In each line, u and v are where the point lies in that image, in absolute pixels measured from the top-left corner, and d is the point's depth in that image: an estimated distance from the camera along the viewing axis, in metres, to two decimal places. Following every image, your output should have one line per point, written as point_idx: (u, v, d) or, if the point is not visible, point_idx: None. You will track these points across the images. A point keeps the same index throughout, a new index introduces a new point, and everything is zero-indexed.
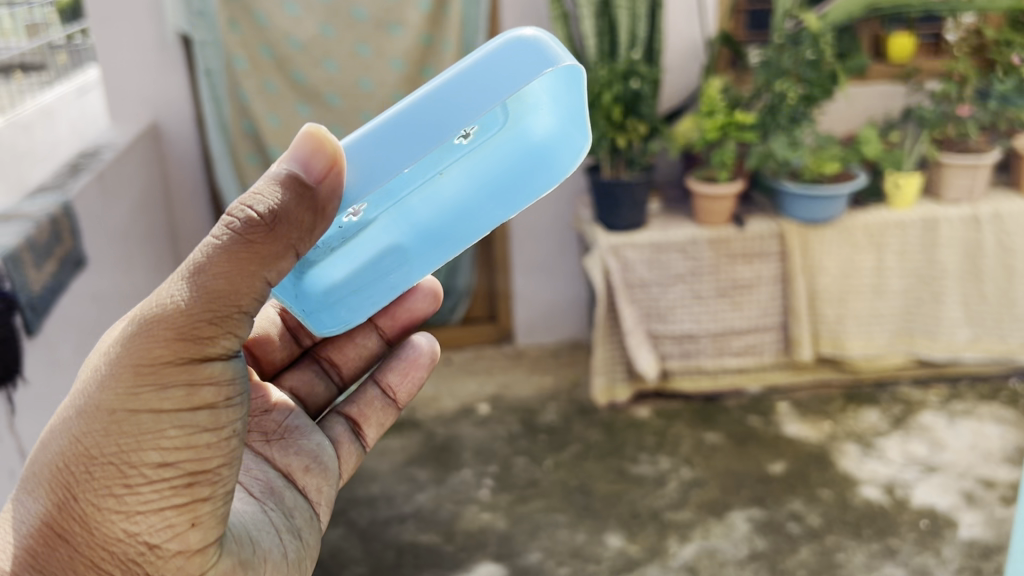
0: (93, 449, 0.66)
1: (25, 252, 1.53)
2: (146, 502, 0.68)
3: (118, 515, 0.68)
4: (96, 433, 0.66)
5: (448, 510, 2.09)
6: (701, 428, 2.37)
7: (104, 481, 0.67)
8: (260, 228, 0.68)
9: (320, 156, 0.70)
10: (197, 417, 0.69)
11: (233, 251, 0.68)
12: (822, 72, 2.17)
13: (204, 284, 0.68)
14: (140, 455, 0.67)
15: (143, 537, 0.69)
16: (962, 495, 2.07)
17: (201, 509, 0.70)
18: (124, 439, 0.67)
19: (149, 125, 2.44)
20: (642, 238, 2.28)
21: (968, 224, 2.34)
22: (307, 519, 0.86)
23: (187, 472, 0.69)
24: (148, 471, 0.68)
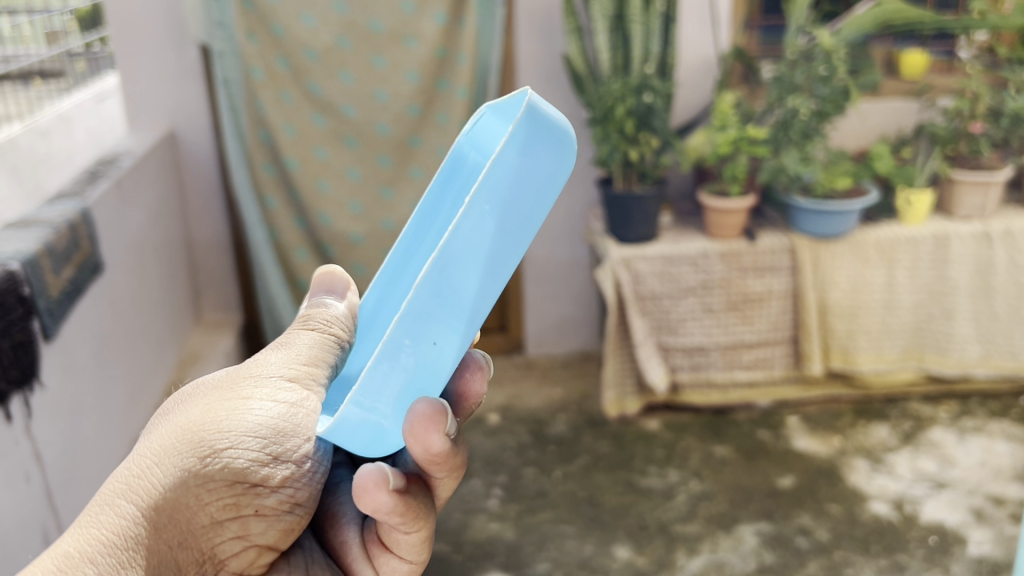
0: (190, 427, 0.73)
1: (43, 258, 1.56)
2: (224, 475, 0.71)
3: (202, 484, 0.70)
4: (198, 417, 0.74)
5: (457, 519, 2.10)
6: (710, 441, 2.37)
7: (192, 447, 0.71)
8: (325, 330, 0.87)
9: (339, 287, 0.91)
10: (278, 418, 0.76)
11: (323, 341, 0.86)
12: (834, 88, 2.17)
13: (285, 345, 0.85)
14: (236, 431, 0.73)
15: (210, 507, 0.70)
16: (971, 512, 2.06)
17: (267, 501, 0.73)
18: (214, 419, 0.74)
19: (166, 133, 2.46)
20: (653, 251, 2.29)
21: (979, 240, 2.35)
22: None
23: (263, 453, 0.73)
24: (232, 442, 0.72)
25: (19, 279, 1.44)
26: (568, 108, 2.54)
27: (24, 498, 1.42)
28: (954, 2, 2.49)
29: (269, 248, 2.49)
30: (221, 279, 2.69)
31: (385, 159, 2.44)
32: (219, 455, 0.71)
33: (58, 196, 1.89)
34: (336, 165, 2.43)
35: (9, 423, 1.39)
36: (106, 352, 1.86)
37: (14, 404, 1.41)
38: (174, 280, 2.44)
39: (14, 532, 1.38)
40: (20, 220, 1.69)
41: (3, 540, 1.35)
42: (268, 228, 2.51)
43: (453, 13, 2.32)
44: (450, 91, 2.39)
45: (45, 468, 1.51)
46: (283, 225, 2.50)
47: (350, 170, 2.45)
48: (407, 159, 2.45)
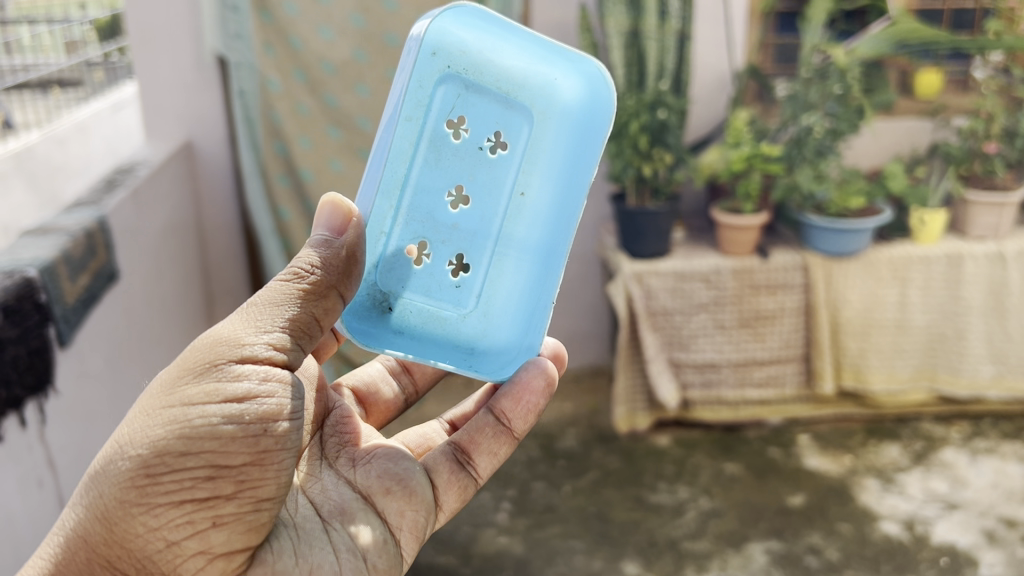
0: (126, 447, 0.72)
1: (61, 266, 1.57)
2: (166, 497, 0.71)
3: (139, 514, 0.71)
4: (136, 441, 0.72)
5: (465, 532, 2.10)
6: (720, 458, 2.37)
7: (126, 473, 0.71)
8: (305, 275, 0.81)
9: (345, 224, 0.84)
10: (223, 423, 0.73)
11: (280, 302, 0.80)
12: (849, 106, 2.19)
13: (252, 314, 0.79)
14: (166, 451, 0.71)
15: (161, 530, 0.72)
16: (983, 533, 2.05)
17: (222, 508, 0.73)
18: (151, 434, 0.72)
19: (182, 143, 2.48)
20: (665, 267, 2.29)
21: (993, 261, 2.34)
22: (381, 547, 0.83)
23: (207, 469, 0.72)
24: (170, 464, 0.71)
25: (36, 286, 1.46)
26: None
27: (37, 504, 1.43)
28: (970, 23, 2.49)
29: (282, 259, 2.51)
30: (234, 288, 2.70)
31: None
32: (152, 480, 0.71)
33: (75, 204, 1.91)
34: (351, 177, 2.45)
35: (24, 428, 1.40)
36: (119, 358, 1.87)
37: (29, 410, 1.42)
38: (188, 288, 2.46)
39: (26, 538, 1.39)
40: (38, 227, 1.71)
41: (17, 545, 1.36)
42: (281, 238, 2.54)
43: None
44: None
45: (58, 474, 1.52)
46: (297, 236, 2.51)
47: None
48: None
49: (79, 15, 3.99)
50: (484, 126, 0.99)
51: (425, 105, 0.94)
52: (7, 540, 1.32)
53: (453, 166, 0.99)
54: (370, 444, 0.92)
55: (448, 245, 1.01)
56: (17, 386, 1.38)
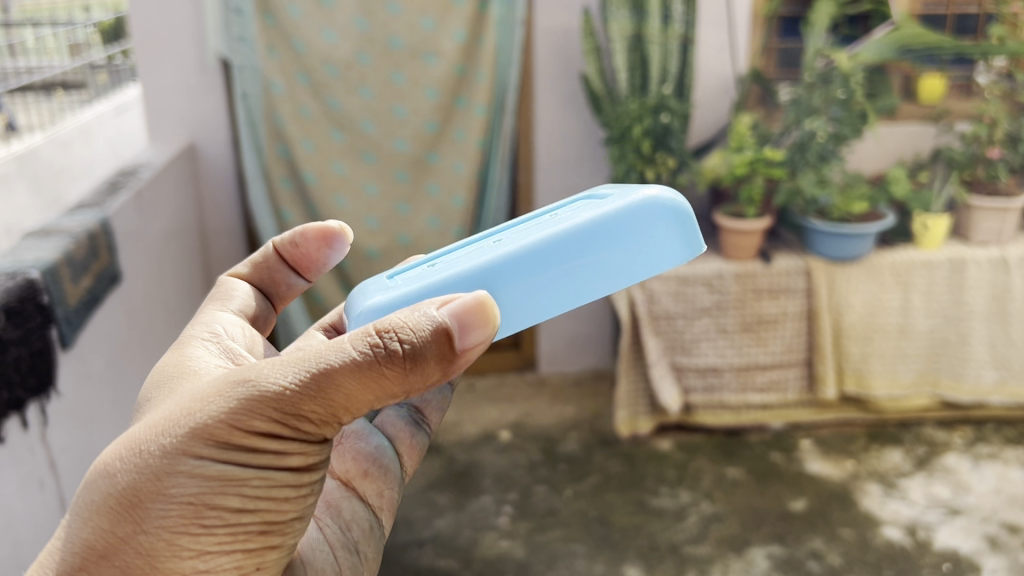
0: (173, 495, 0.60)
1: (63, 267, 1.57)
2: (217, 546, 0.63)
3: (189, 558, 0.62)
4: (185, 480, 0.60)
5: (467, 536, 2.10)
6: (722, 462, 2.36)
7: (179, 521, 0.61)
8: (395, 354, 0.60)
9: (477, 328, 0.62)
10: (279, 480, 0.65)
11: (366, 370, 0.60)
12: (851, 110, 2.20)
13: (327, 389, 0.60)
14: (222, 506, 0.62)
15: (205, 572, 0.63)
16: (985, 539, 2.04)
17: (267, 554, 0.67)
18: (206, 489, 0.61)
19: (185, 145, 2.48)
20: (668, 271, 2.29)
21: (996, 266, 2.34)
22: (366, 532, 0.83)
23: (263, 521, 0.65)
24: (224, 517, 0.63)
25: (38, 287, 1.46)
26: (586, 127, 2.56)
27: (37, 505, 1.43)
28: (973, 28, 2.49)
29: None
30: None
31: (402, 175, 2.45)
32: (206, 531, 0.62)
33: (78, 206, 1.91)
34: (353, 180, 2.45)
35: (25, 430, 1.40)
36: (121, 360, 1.87)
37: (30, 411, 1.42)
38: (191, 291, 2.46)
39: (28, 541, 1.39)
40: (40, 229, 1.71)
41: (18, 547, 1.35)
42: None
43: (472, 29, 2.33)
44: (468, 108, 2.40)
45: (59, 476, 1.51)
46: None
47: (366, 185, 2.46)
48: (424, 175, 2.46)
49: (81, 18, 4.00)
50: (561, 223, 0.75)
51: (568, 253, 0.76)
52: (8, 543, 1.32)
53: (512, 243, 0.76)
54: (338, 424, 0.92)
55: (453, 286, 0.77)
56: (18, 388, 1.38)
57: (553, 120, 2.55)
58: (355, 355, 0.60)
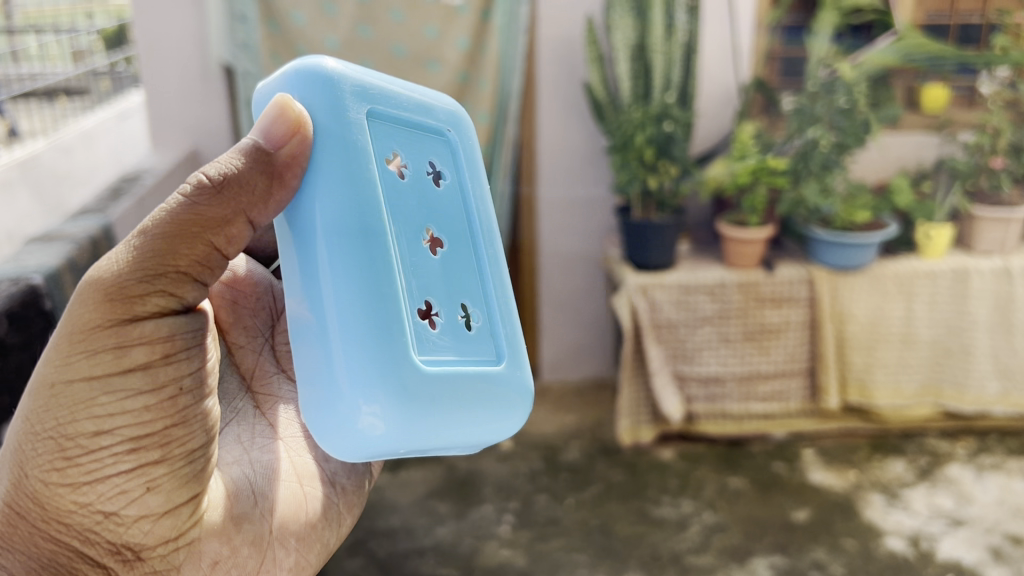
0: (36, 429, 0.64)
1: (66, 273, 1.57)
2: (91, 475, 0.66)
3: (68, 492, 0.66)
4: (39, 412, 0.64)
5: (468, 545, 2.09)
6: (724, 472, 2.35)
7: (46, 453, 0.64)
8: (212, 181, 0.64)
9: (281, 127, 0.61)
10: (133, 391, 0.65)
11: (180, 219, 0.64)
12: (854, 120, 2.18)
13: (152, 249, 0.64)
14: (76, 431, 0.64)
15: (91, 505, 0.67)
16: (989, 550, 2.03)
17: (154, 472, 0.68)
18: (60, 417, 0.64)
19: (188, 152, 2.48)
20: (670, 280, 2.29)
21: (999, 277, 2.34)
22: (347, 468, 0.88)
23: (130, 441, 0.66)
24: (89, 444, 0.65)
25: (41, 292, 1.46)
26: (588, 135, 2.56)
27: None
28: (976, 37, 2.49)
29: None
30: None
31: None
32: (71, 462, 0.65)
33: (81, 212, 1.91)
34: None
35: None
36: None
37: None
38: None
39: None
40: (43, 235, 1.71)
41: None
42: None
43: (475, 36, 2.35)
44: (471, 115, 2.41)
45: None
46: None
47: None
48: None
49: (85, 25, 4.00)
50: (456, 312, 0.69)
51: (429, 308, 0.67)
52: None
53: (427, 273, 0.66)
54: None
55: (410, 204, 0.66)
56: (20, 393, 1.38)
57: (555, 128, 2.55)
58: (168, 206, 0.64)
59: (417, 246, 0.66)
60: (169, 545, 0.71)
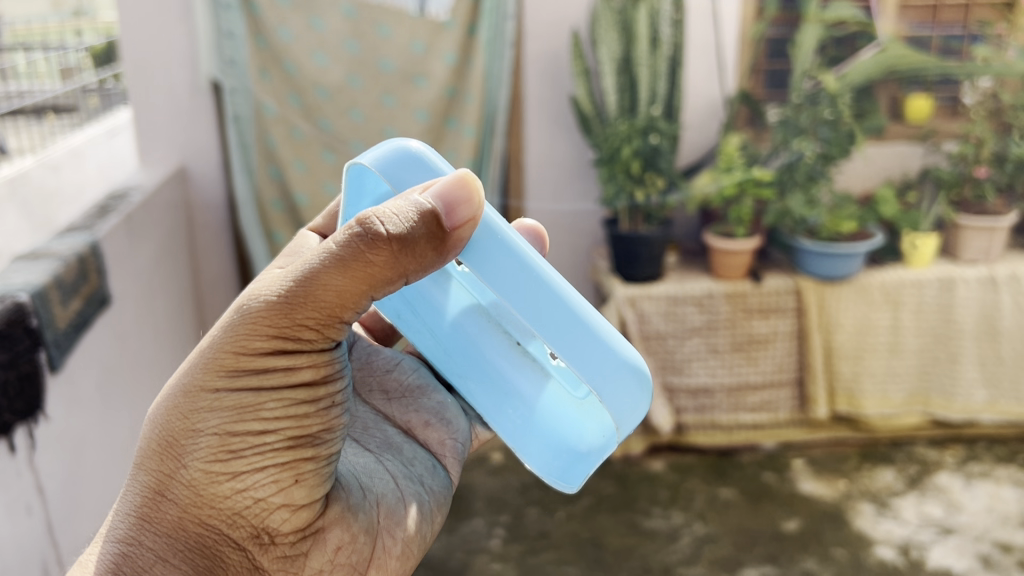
0: (199, 424, 0.64)
1: (52, 290, 1.56)
2: (248, 467, 0.65)
3: (224, 481, 0.65)
4: (202, 411, 0.64)
5: (458, 559, 2.08)
6: (715, 483, 2.36)
7: (211, 450, 0.64)
8: (383, 243, 0.62)
9: (465, 205, 0.64)
10: (295, 398, 0.66)
11: (347, 259, 0.63)
12: (839, 131, 2.20)
13: (312, 290, 0.63)
14: (243, 428, 0.65)
15: (246, 497, 0.66)
16: (978, 558, 2.04)
17: (305, 467, 0.67)
18: (227, 418, 0.64)
19: (176, 168, 2.48)
20: (658, 291, 2.29)
21: (984, 285, 2.35)
22: (429, 468, 0.84)
23: (289, 437, 0.66)
24: (251, 440, 0.65)
25: (28, 310, 1.45)
26: (575, 151, 2.58)
27: (25, 530, 1.41)
28: (958, 49, 2.51)
29: None
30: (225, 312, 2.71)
31: None
32: (235, 456, 0.65)
33: (68, 229, 1.90)
34: None
35: (13, 454, 1.39)
36: (109, 381, 1.85)
37: (19, 435, 1.41)
38: (182, 316, 2.46)
39: (14, 566, 1.37)
40: (29, 253, 1.71)
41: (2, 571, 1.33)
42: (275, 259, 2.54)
43: (462, 51, 2.35)
44: (457, 130, 2.41)
45: (46, 499, 1.50)
46: None
47: None
48: None
49: (74, 43, 4.01)
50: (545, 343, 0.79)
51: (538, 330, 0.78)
52: None
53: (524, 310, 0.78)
54: (402, 375, 0.95)
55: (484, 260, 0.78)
56: (6, 411, 1.37)
57: (541, 142, 2.57)
58: (335, 245, 0.63)
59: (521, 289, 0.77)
60: (300, 533, 0.68)
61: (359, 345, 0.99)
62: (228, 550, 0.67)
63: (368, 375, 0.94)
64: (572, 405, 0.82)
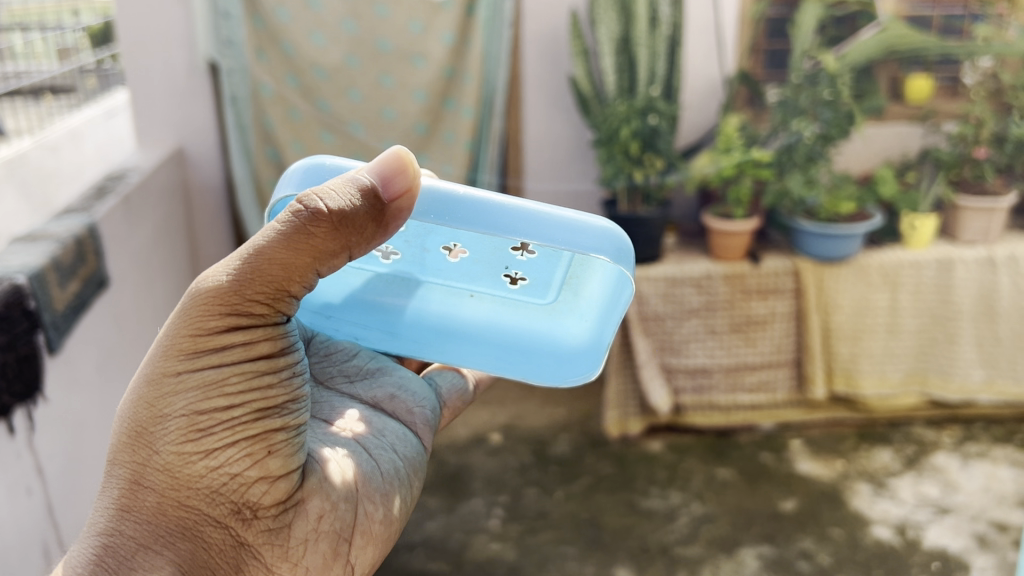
0: (165, 408, 0.64)
1: (49, 271, 1.56)
2: (219, 445, 0.65)
3: (198, 460, 0.65)
4: (169, 395, 0.63)
5: (457, 539, 2.09)
6: (713, 463, 2.37)
7: (179, 431, 0.64)
8: (330, 217, 0.65)
9: (400, 175, 0.68)
10: (257, 368, 0.66)
11: (293, 235, 0.64)
12: (838, 111, 2.19)
13: (261, 266, 0.64)
14: (209, 406, 0.64)
15: (221, 474, 0.65)
16: (974, 537, 2.05)
17: (275, 438, 0.67)
18: (193, 398, 0.64)
19: (173, 149, 2.48)
20: (657, 272, 2.29)
21: (983, 266, 2.35)
22: (401, 437, 0.81)
23: (255, 409, 0.66)
24: (218, 417, 0.64)
25: (25, 292, 1.46)
26: (573, 132, 2.57)
27: (25, 511, 1.42)
28: (959, 28, 2.50)
29: None
30: None
31: None
32: (205, 433, 0.64)
33: (65, 211, 1.90)
34: None
35: (12, 436, 1.40)
36: (107, 364, 1.85)
37: (18, 417, 1.42)
38: (181, 297, 2.46)
39: (14, 546, 1.38)
40: (27, 235, 1.71)
41: (3, 551, 1.34)
42: None
43: (460, 31, 2.33)
44: (456, 110, 2.40)
45: (46, 480, 1.51)
46: None
47: None
48: None
49: (71, 23, 3.99)
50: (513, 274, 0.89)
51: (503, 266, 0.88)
52: None
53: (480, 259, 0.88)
54: (363, 359, 0.92)
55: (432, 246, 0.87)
56: (4, 393, 1.38)
57: (539, 123, 2.56)
58: (280, 224, 0.65)
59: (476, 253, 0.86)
60: (280, 506, 0.67)
61: (316, 336, 0.94)
62: (210, 529, 0.67)
63: (327, 364, 0.90)
64: (541, 313, 0.94)
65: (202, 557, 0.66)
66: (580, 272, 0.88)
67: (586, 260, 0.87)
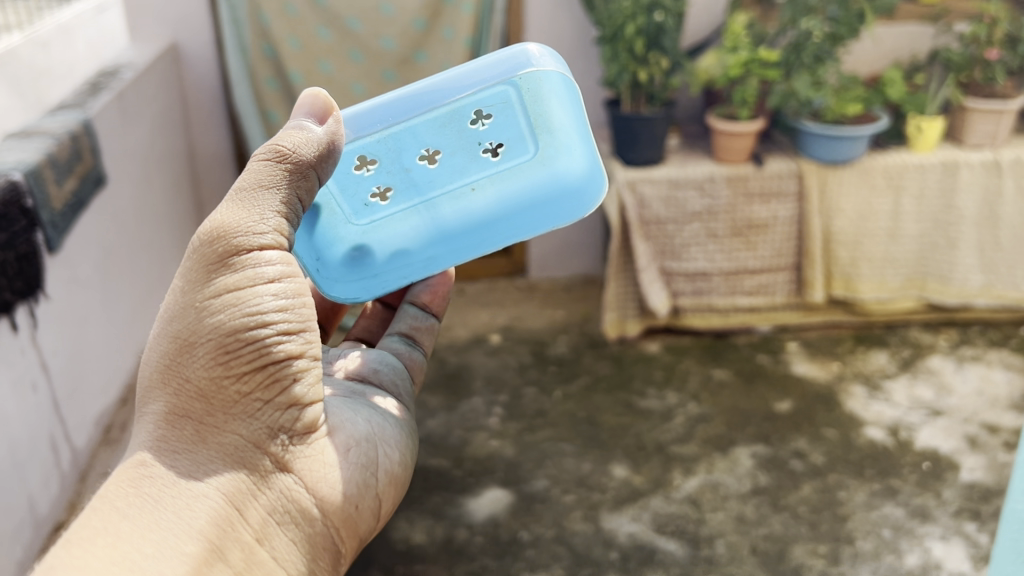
0: (193, 335, 0.71)
1: (45, 168, 1.54)
2: (248, 368, 0.72)
3: (230, 385, 0.72)
4: (203, 323, 0.71)
5: (457, 436, 2.13)
6: (709, 364, 2.39)
7: (213, 355, 0.71)
8: (289, 155, 0.75)
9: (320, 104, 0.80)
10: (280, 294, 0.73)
11: (272, 167, 0.74)
12: (849, 9, 2.13)
13: (252, 196, 0.74)
14: (237, 329, 0.71)
15: (253, 398, 0.73)
16: (965, 439, 2.09)
17: (298, 365, 0.75)
18: (223, 322, 0.71)
19: (167, 46, 2.43)
20: (660, 175, 2.27)
21: (988, 169, 2.32)
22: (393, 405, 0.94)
23: (281, 334, 0.73)
24: (246, 337, 0.71)
25: (22, 190, 1.42)
26: (576, 30, 2.51)
27: (32, 407, 1.44)
28: None
29: None
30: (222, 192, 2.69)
31: (390, 75, 2.41)
32: (234, 354, 0.71)
33: (59, 107, 1.87)
34: (341, 80, 2.40)
35: (16, 332, 1.41)
36: (106, 266, 1.84)
37: (20, 314, 1.43)
38: (178, 197, 2.44)
39: (23, 439, 1.41)
40: (22, 131, 1.68)
41: (13, 444, 1.37)
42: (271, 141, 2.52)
43: None
44: (455, 5, 2.32)
45: (51, 376, 1.53)
46: None
47: (355, 85, 2.41)
48: (412, 73, 2.42)
49: None
50: (478, 139, 0.92)
51: (467, 133, 0.92)
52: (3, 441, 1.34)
53: (447, 139, 0.92)
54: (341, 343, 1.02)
55: (400, 151, 0.93)
56: (5, 291, 1.38)
57: (542, 20, 2.50)
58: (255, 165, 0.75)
59: (439, 134, 0.92)
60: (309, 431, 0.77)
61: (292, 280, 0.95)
62: (248, 452, 0.73)
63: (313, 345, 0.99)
64: (534, 168, 0.91)
65: (246, 477, 0.72)
66: (539, 108, 0.90)
67: (535, 93, 0.90)
